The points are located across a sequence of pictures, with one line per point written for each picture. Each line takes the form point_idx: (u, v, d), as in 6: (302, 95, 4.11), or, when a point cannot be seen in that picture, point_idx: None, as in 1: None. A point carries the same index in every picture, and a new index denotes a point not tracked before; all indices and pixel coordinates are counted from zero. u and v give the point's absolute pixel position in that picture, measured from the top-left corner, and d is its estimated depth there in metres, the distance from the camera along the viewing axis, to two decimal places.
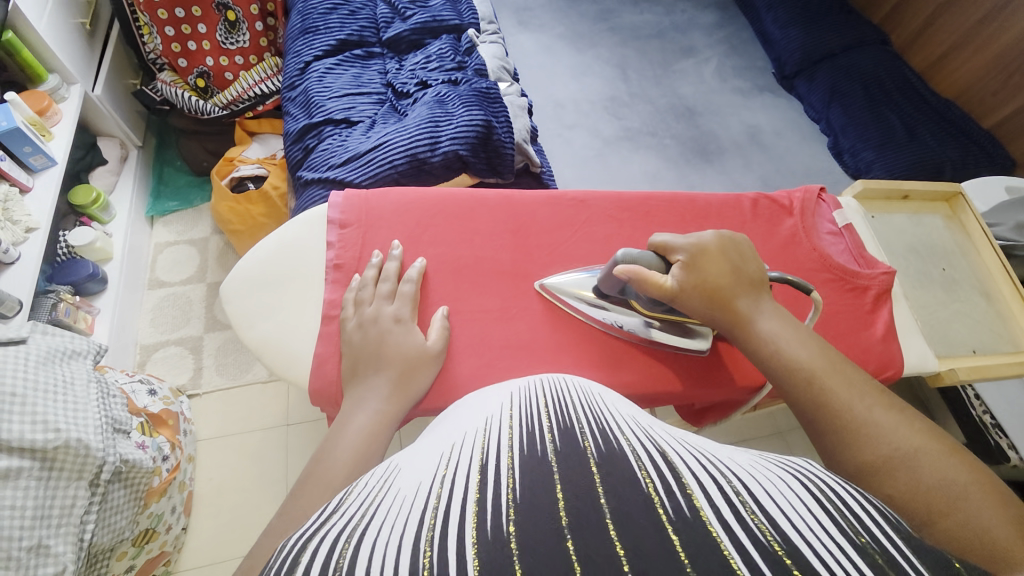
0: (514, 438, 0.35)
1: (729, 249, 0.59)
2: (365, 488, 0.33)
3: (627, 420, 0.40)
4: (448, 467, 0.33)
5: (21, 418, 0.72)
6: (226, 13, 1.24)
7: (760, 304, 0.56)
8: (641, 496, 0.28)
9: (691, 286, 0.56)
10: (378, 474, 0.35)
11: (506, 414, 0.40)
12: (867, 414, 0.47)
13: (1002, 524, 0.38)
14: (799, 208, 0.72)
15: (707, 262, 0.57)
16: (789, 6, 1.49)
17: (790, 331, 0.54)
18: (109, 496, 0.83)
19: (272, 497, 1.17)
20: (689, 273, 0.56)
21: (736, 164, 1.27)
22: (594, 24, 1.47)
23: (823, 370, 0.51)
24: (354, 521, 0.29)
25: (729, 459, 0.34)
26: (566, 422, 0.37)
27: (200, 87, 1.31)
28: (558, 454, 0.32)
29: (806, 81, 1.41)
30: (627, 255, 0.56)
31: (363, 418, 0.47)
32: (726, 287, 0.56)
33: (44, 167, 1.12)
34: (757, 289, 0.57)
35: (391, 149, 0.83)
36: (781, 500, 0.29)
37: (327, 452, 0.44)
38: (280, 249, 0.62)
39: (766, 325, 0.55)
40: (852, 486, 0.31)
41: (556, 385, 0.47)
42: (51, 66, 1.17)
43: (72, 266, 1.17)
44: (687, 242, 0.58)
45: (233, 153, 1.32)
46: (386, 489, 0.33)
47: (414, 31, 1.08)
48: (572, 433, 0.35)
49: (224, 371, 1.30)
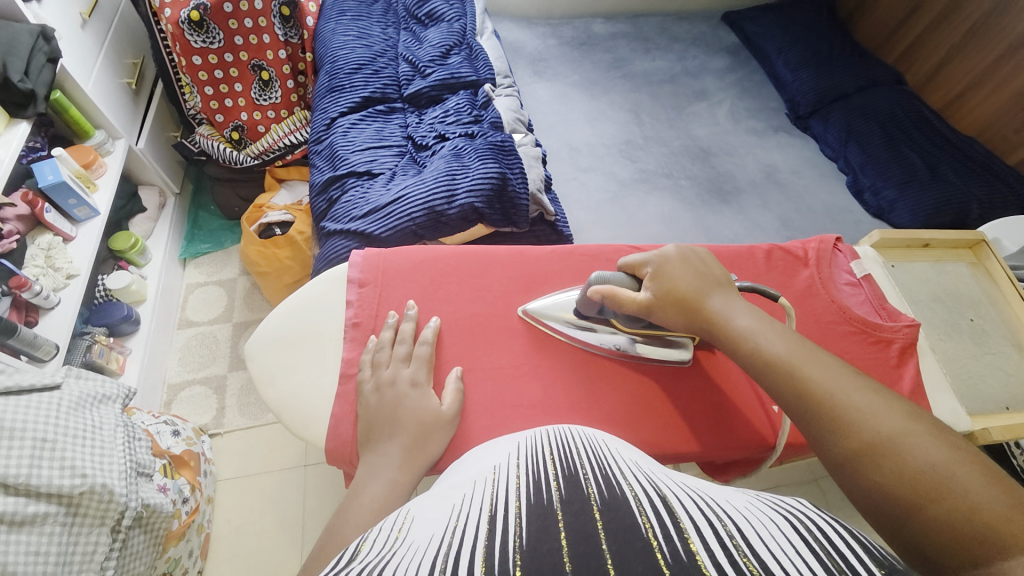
0: (521, 487, 0.35)
1: (692, 256, 0.61)
2: (379, 540, 0.32)
3: (629, 465, 0.40)
4: (460, 518, 0.32)
5: (51, 464, 0.74)
6: (260, 73, 1.32)
7: (731, 303, 0.58)
8: (640, 541, 0.27)
9: (665, 293, 0.59)
10: (390, 524, 0.35)
11: (513, 464, 0.39)
12: (846, 394, 0.48)
13: (991, 493, 0.39)
14: (815, 259, 0.72)
15: (674, 268, 0.60)
16: (799, 50, 1.53)
17: (760, 324, 0.55)
18: (129, 542, 0.84)
19: (288, 540, 1.16)
20: (665, 275, 0.59)
21: (753, 204, 1.27)
22: (608, 71, 1.53)
23: (798, 359, 0.51)
24: (369, 563, 0.28)
25: (728, 503, 0.33)
26: (571, 469, 0.37)
27: (235, 139, 1.39)
28: (562, 501, 0.32)
29: (821, 121, 1.42)
30: (601, 277, 0.60)
31: (377, 487, 0.49)
32: (694, 291, 0.58)
33: (87, 217, 1.20)
34: (727, 290, 0.59)
35: (410, 203, 0.87)
36: (772, 542, 0.28)
37: (339, 525, 0.45)
38: (302, 306, 0.65)
39: (738, 321, 0.56)
40: (852, 529, 0.31)
41: (561, 434, 0.47)
42: (97, 122, 1.27)
43: (108, 309, 1.23)
44: (652, 256, 0.61)
45: (263, 200, 1.39)
46: (401, 537, 0.32)
47: (434, 87, 1.14)
48: (576, 480, 0.35)
49: (246, 410, 1.32)
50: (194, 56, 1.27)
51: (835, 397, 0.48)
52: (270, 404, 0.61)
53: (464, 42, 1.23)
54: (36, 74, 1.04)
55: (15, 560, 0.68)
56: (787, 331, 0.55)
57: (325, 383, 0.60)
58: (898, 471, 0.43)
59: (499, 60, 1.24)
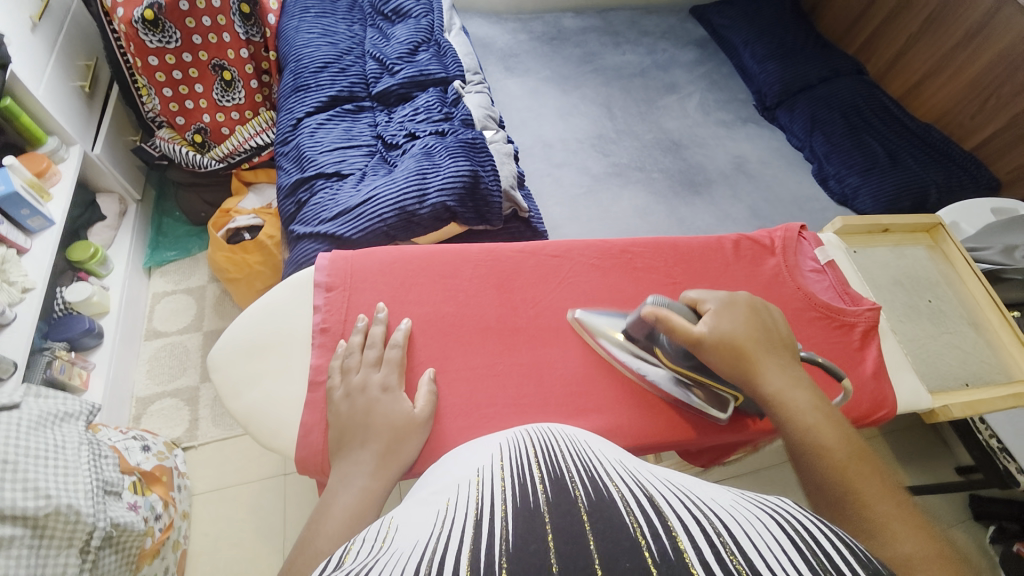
0: (505, 490, 0.34)
1: (762, 312, 0.58)
2: (363, 547, 0.32)
3: (614, 464, 0.40)
4: (445, 524, 0.31)
5: (13, 486, 0.71)
6: (221, 73, 1.28)
7: (791, 370, 0.54)
8: (629, 538, 0.28)
9: (719, 342, 0.55)
10: (373, 531, 0.34)
11: (496, 466, 0.39)
12: (882, 505, 0.43)
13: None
14: (781, 247, 0.73)
15: (735, 316, 0.56)
16: (765, 42, 1.56)
17: (831, 418, 0.51)
18: (100, 563, 0.81)
19: (270, 551, 1.14)
20: (720, 324, 0.55)
21: (723, 195, 1.30)
22: (579, 66, 1.53)
23: (849, 458, 0.47)
24: (352, 571, 0.28)
25: (714, 500, 0.34)
26: (556, 471, 0.37)
27: (198, 142, 1.35)
28: (549, 504, 0.32)
29: (787, 111, 1.45)
30: (659, 300, 0.58)
31: (348, 496, 0.48)
32: (754, 342, 0.55)
33: (41, 227, 1.15)
34: (789, 351, 0.56)
35: (380, 203, 0.85)
36: (759, 541, 0.28)
37: (311, 537, 0.44)
38: (268, 313, 0.63)
39: (791, 394, 0.52)
40: (829, 527, 0.31)
41: (544, 435, 0.46)
42: (49, 128, 1.21)
43: (68, 322, 1.18)
44: (718, 296, 0.59)
45: (230, 203, 1.35)
46: (386, 545, 0.31)
47: (402, 85, 1.12)
48: (563, 483, 0.35)
49: (221, 421, 1.29)
50: (150, 56, 1.23)
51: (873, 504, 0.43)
52: (238, 416, 0.59)
53: (432, 39, 1.22)
54: None
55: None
56: (843, 423, 0.51)
57: (293, 391, 0.59)
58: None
59: (469, 56, 1.22)
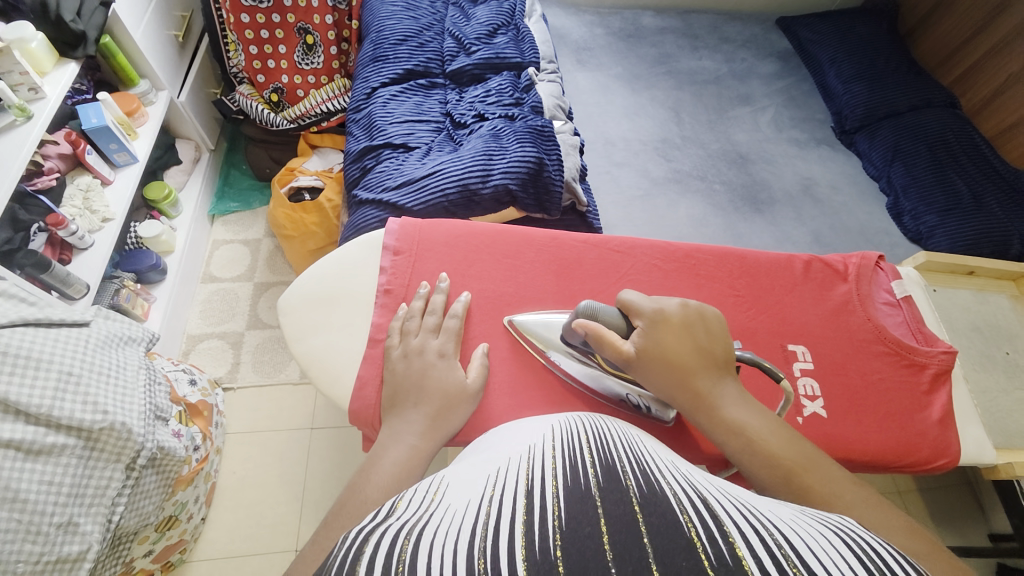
0: (557, 468, 0.36)
1: (695, 323, 0.54)
2: (417, 500, 0.34)
3: (667, 464, 0.40)
4: (495, 489, 0.34)
5: (73, 398, 0.77)
6: (305, 36, 1.33)
7: (725, 385, 0.52)
8: (683, 537, 0.28)
9: (655, 357, 0.52)
10: (426, 486, 0.37)
11: (549, 444, 0.41)
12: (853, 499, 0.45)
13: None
14: (855, 274, 0.70)
15: (668, 333, 0.53)
16: (853, 63, 1.48)
17: (772, 424, 0.50)
18: (141, 481, 0.87)
19: (289, 499, 1.20)
20: (654, 346, 0.52)
21: (786, 216, 1.25)
22: (652, 67, 1.50)
23: (800, 463, 0.47)
24: (407, 521, 0.31)
25: (774, 513, 0.33)
26: (608, 459, 0.38)
27: (273, 101, 1.41)
28: (601, 488, 0.32)
29: (866, 138, 1.38)
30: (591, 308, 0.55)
31: (398, 451, 0.49)
32: (691, 360, 0.52)
33: (126, 163, 1.23)
34: (724, 365, 0.53)
35: (445, 178, 0.87)
36: (824, 559, 0.27)
37: (362, 483, 0.46)
38: (338, 266, 0.65)
39: (734, 408, 0.50)
40: (896, 554, 0.30)
41: (597, 428, 0.47)
42: (142, 71, 1.29)
43: (137, 256, 1.26)
44: (651, 308, 0.55)
45: (295, 163, 1.41)
46: (435, 499, 0.34)
47: (477, 65, 1.12)
48: (614, 471, 0.35)
49: (260, 367, 1.35)
50: (243, 13, 1.30)
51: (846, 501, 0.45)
52: (300, 360, 0.62)
53: (512, 23, 1.21)
54: (88, 16, 1.06)
55: (27, 488, 0.71)
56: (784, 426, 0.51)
57: (352, 345, 0.61)
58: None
59: (546, 43, 1.21)
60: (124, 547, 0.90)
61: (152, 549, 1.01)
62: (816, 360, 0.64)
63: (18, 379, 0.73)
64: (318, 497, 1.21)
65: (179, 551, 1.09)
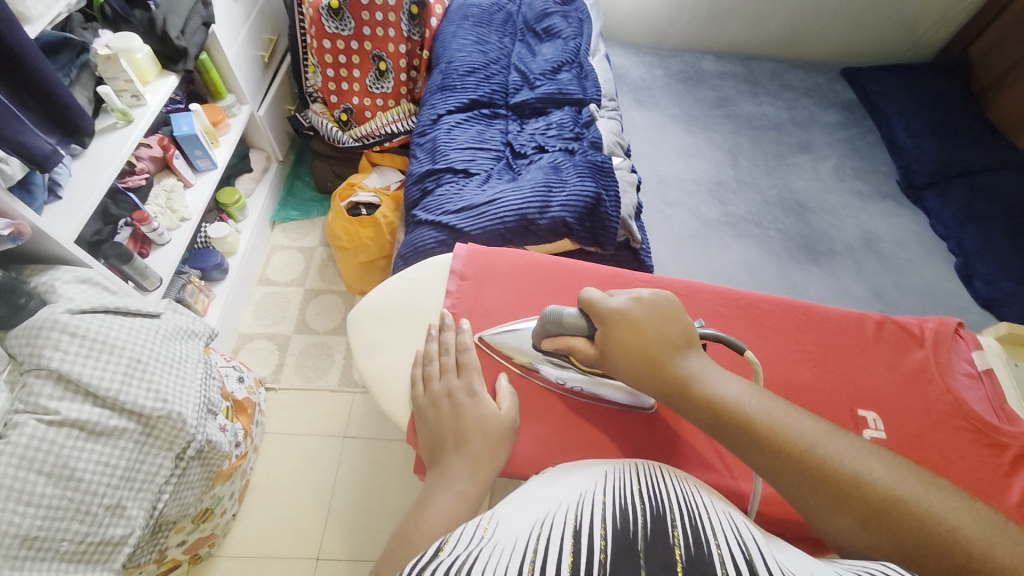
0: (608, 516, 0.40)
1: (652, 317, 0.56)
2: (467, 533, 0.38)
3: (718, 518, 0.43)
4: (542, 528, 0.38)
5: (139, 386, 0.81)
6: (378, 63, 1.41)
7: (692, 367, 0.55)
8: None
9: (624, 352, 0.55)
10: (475, 523, 0.40)
11: (602, 487, 0.45)
12: (841, 450, 0.48)
13: (947, 505, 0.43)
14: (932, 340, 0.66)
15: (626, 328, 0.56)
16: (924, 118, 1.44)
17: (746, 390, 0.54)
18: (187, 472, 0.91)
19: (317, 504, 1.22)
20: (618, 341, 0.56)
21: (846, 269, 1.20)
22: (709, 109, 1.50)
23: (778, 429, 0.50)
24: (456, 558, 0.35)
25: None
26: (659, 513, 0.41)
27: (342, 120, 1.49)
28: (648, 543, 0.37)
29: (936, 195, 1.32)
30: (557, 314, 0.59)
31: (445, 498, 0.50)
32: (652, 345, 0.55)
33: (206, 169, 1.32)
34: (687, 350, 0.56)
35: (503, 206, 0.89)
36: None
37: (409, 532, 0.47)
38: (397, 284, 0.70)
39: (711, 386, 0.53)
40: None
41: (651, 469, 0.51)
42: (230, 86, 1.39)
43: (204, 254, 1.34)
44: (611, 308, 0.57)
45: (356, 179, 1.47)
46: (485, 535, 0.38)
47: (540, 100, 1.16)
48: (664, 526, 0.39)
49: (302, 371, 1.39)
50: (325, 39, 1.39)
51: (828, 448, 0.48)
52: (362, 373, 0.65)
53: (576, 61, 1.25)
54: (190, 34, 1.16)
55: (84, 467, 0.75)
56: (751, 389, 0.54)
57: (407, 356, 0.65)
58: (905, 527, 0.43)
59: (608, 82, 1.24)
60: (163, 534, 0.93)
61: (185, 540, 1.03)
62: (887, 430, 0.60)
63: (92, 362, 0.78)
64: (345, 506, 1.22)
65: (208, 544, 1.11)
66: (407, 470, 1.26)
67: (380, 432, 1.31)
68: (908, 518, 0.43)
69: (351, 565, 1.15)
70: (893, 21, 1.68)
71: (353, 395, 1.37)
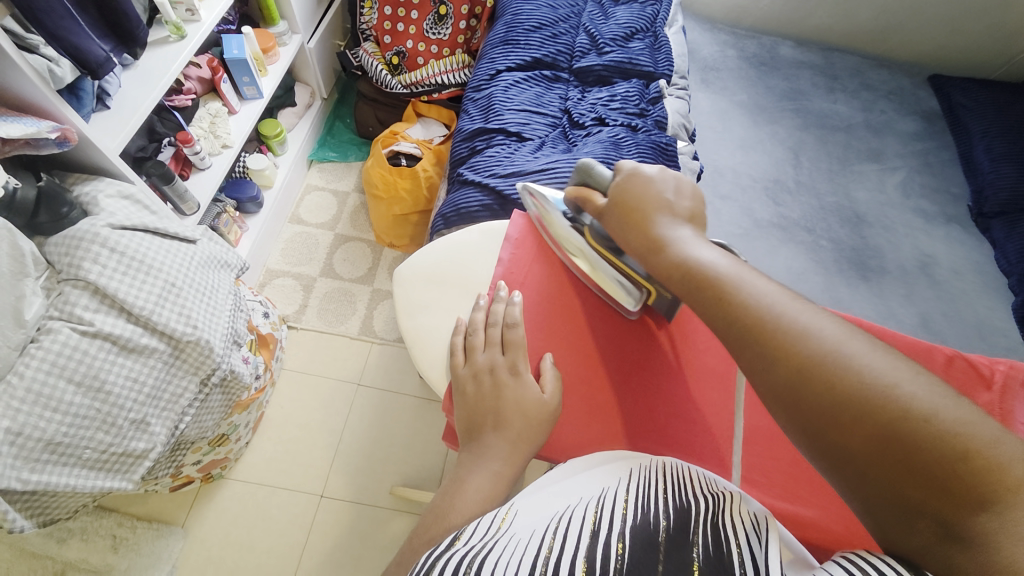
0: (629, 512, 0.38)
1: (661, 189, 0.59)
2: (487, 525, 0.38)
3: (752, 518, 0.40)
4: (560, 522, 0.36)
5: (171, 309, 0.82)
6: (439, 7, 1.35)
7: (677, 232, 0.55)
8: None
9: (619, 211, 0.59)
10: (495, 513, 0.40)
11: (625, 482, 0.43)
12: (784, 310, 0.43)
13: (897, 377, 0.37)
14: (1001, 384, 0.62)
15: (633, 190, 0.59)
16: (1011, 141, 1.33)
17: (719, 256, 0.51)
18: (209, 399, 0.93)
19: (325, 445, 1.24)
20: (623, 196, 0.60)
21: (896, 291, 1.14)
22: (780, 101, 1.40)
23: (730, 289, 0.46)
24: (472, 548, 0.34)
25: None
26: (684, 513, 0.39)
27: (393, 64, 1.44)
28: (668, 539, 0.35)
29: (1007, 227, 1.23)
30: (586, 170, 0.65)
31: (482, 478, 0.50)
32: (648, 211, 0.57)
33: (252, 97, 1.29)
34: (680, 219, 0.56)
35: (556, 178, 0.85)
36: None
37: (446, 509, 0.48)
38: (454, 254, 0.71)
39: (681, 244, 0.53)
40: None
41: (679, 467, 0.49)
42: (283, 13, 1.34)
43: (241, 185, 1.33)
44: (633, 174, 0.61)
45: (399, 127, 1.43)
46: (502, 526, 0.37)
47: (607, 67, 1.09)
48: (686, 525, 0.37)
49: (324, 315, 1.40)
50: None
51: (779, 315, 0.43)
52: (404, 334, 0.67)
53: (650, 30, 1.16)
54: None
55: (113, 381, 0.76)
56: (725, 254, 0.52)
57: (448, 325, 0.66)
58: (841, 404, 0.37)
59: (680, 58, 1.15)
60: (180, 453, 0.97)
61: (200, 460, 1.07)
62: None
63: (128, 280, 0.78)
64: (351, 451, 1.24)
65: (220, 467, 1.15)
66: (413, 425, 1.28)
67: (392, 386, 1.32)
68: (847, 396, 0.37)
69: (350, 508, 1.18)
70: (996, 28, 1.52)
71: (371, 345, 1.37)
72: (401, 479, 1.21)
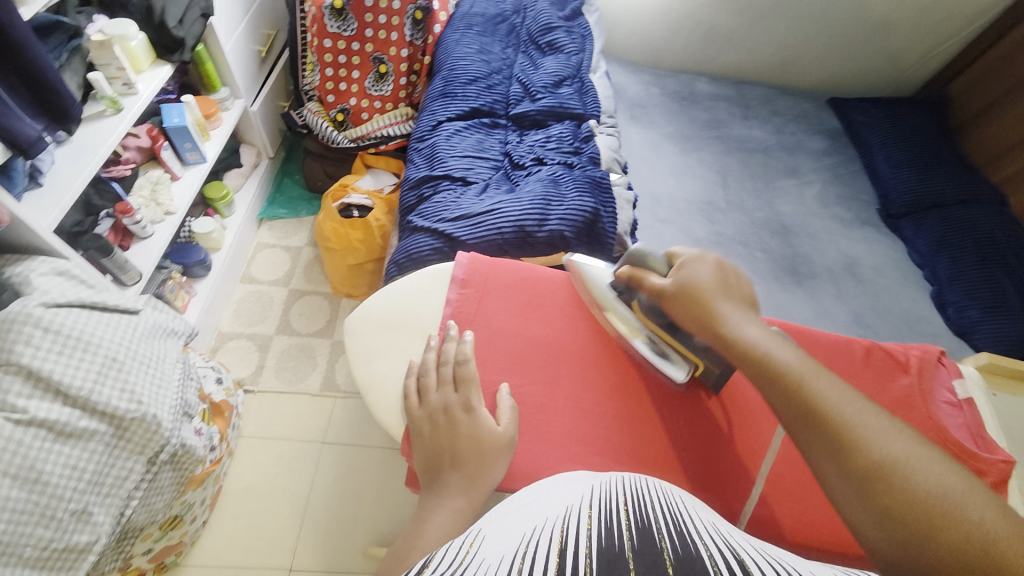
0: (594, 528, 0.39)
1: (727, 279, 0.61)
2: (454, 552, 0.38)
3: (707, 525, 0.42)
4: (529, 544, 0.37)
5: (113, 386, 0.78)
6: (379, 65, 1.40)
7: (747, 321, 0.57)
8: None
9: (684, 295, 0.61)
10: (462, 540, 0.40)
11: (586, 501, 0.44)
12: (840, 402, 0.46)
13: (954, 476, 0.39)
14: (917, 367, 0.69)
15: (698, 276, 0.61)
16: (904, 150, 1.50)
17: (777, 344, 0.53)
18: (158, 476, 0.87)
19: (291, 512, 1.18)
20: (689, 278, 0.61)
21: (827, 292, 1.23)
22: (702, 130, 1.53)
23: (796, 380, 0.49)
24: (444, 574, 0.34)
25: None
26: (643, 522, 0.41)
27: (338, 120, 1.48)
28: (634, 547, 0.36)
29: (912, 225, 1.37)
30: (637, 253, 0.66)
31: (443, 516, 0.50)
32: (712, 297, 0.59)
33: (195, 162, 1.29)
34: (748, 310, 0.59)
35: (502, 217, 0.89)
36: None
37: (408, 551, 0.47)
38: (401, 298, 0.72)
39: (745, 331, 0.55)
40: None
41: (635, 482, 0.50)
42: (225, 79, 1.36)
43: (187, 249, 1.31)
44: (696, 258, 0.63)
45: (348, 180, 1.46)
46: (471, 552, 0.37)
47: (541, 112, 1.17)
48: (649, 533, 0.39)
49: (283, 373, 1.36)
50: (326, 39, 1.37)
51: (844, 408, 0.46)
52: (359, 382, 0.67)
53: (577, 76, 1.26)
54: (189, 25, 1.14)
55: (50, 470, 0.71)
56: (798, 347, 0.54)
57: (402, 369, 0.67)
58: (896, 495, 0.39)
59: (607, 98, 1.25)
60: (128, 542, 0.89)
61: (151, 548, 0.99)
62: None
63: (64, 360, 0.75)
64: (320, 515, 1.18)
65: (174, 553, 1.07)
66: (384, 478, 1.24)
67: (359, 440, 1.28)
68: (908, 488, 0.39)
69: None
70: (877, 55, 1.74)
71: (334, 400, 1.33)
72: (376, 538, 1.16)
